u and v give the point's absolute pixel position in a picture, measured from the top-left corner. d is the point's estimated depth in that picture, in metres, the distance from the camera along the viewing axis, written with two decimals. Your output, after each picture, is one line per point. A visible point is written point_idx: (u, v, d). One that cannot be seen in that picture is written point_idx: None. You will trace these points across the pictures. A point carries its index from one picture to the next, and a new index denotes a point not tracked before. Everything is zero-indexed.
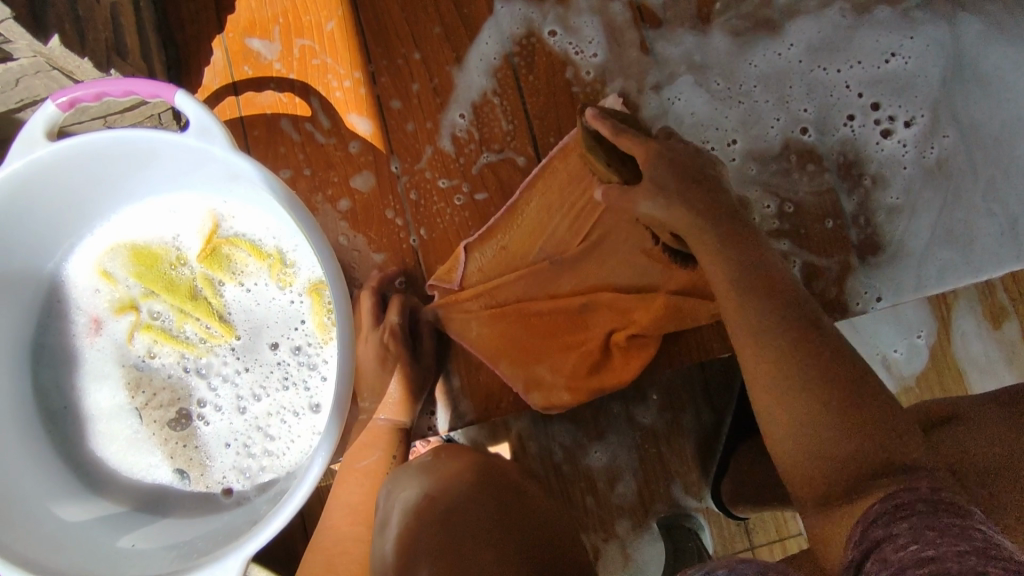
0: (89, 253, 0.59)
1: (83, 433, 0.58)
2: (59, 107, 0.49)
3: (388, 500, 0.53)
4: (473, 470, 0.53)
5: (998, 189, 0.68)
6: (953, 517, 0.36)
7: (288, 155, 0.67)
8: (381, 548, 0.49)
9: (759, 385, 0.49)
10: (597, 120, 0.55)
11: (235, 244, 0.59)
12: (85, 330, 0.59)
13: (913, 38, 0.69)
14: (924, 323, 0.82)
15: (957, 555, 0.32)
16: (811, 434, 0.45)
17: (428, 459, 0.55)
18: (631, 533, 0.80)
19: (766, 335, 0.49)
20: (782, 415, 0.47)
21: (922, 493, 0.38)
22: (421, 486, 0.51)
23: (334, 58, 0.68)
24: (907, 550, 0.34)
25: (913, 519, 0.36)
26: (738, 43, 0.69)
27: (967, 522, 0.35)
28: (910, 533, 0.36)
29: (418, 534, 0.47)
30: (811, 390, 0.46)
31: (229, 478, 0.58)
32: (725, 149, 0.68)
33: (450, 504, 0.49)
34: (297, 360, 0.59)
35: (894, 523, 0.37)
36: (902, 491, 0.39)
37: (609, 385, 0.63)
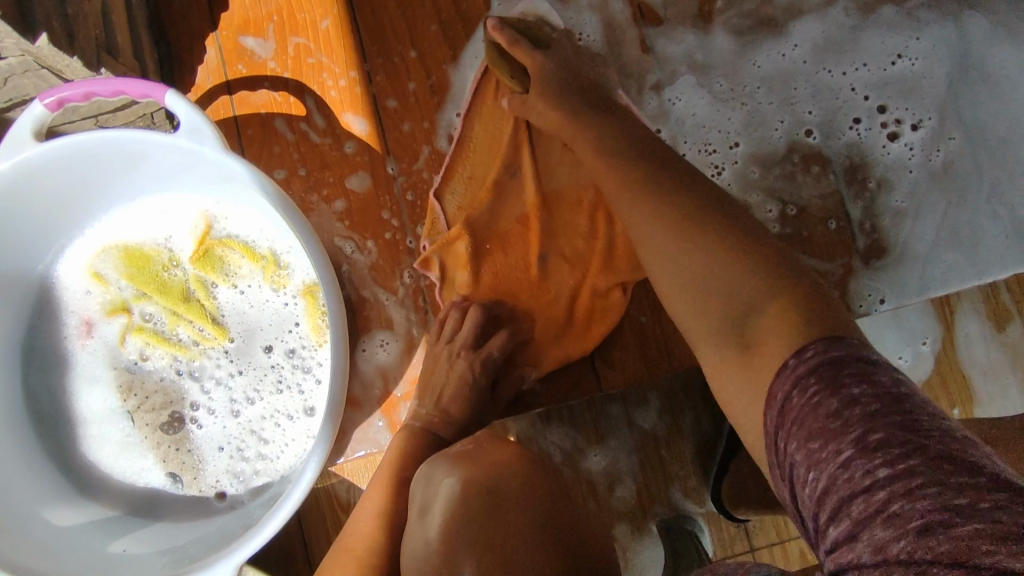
0: (80, 254, 0.58)
1: (74, 436, 0.58)
2: (47, 107, 0.48)
3: (428, 487, 0.49)
4: (519, 460, 0.49)
5: (1004, 191, 0.67)
6: (826, 399, 0.32)
7: (282, 155, 0.66)
8: (424, 534, 0.45)
9: (651, 251, 0.46)
10: (496, 28, 0.60)
11: (228, 245, 0.58)
12: (76, 332, 0.58)
13: (920, 39, 0.68)
14: (929, 330, 0.81)
15: (857, 477, 0.29)
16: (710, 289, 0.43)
17: (465, 448, 0.51)
18: (631, 538, 0.80)
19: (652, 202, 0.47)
20: (674, 273, 0.44)
21: (793, 370, 0.35)
22: (461, 472, 0.47)
23: (329, 56, 0.67)
24: (809, 484, 0.31)
25: (796, 428, 0.33)
26: (741, 43, 0.68)
27: (840, 394, 0.32)
28: (798, 454, 0.33)
29: (463, 526, 0.44)
30: (704, 242, 0.43)
31: (222, 482, 0.58)
32: (729, 152, 0.67)
33: (499, 491, 0.45)
34: (291, 363, 0.58)
35: (783, 441, 0.34)
36: (808, 343, 0.36)
37: (575, 353, 0.63)
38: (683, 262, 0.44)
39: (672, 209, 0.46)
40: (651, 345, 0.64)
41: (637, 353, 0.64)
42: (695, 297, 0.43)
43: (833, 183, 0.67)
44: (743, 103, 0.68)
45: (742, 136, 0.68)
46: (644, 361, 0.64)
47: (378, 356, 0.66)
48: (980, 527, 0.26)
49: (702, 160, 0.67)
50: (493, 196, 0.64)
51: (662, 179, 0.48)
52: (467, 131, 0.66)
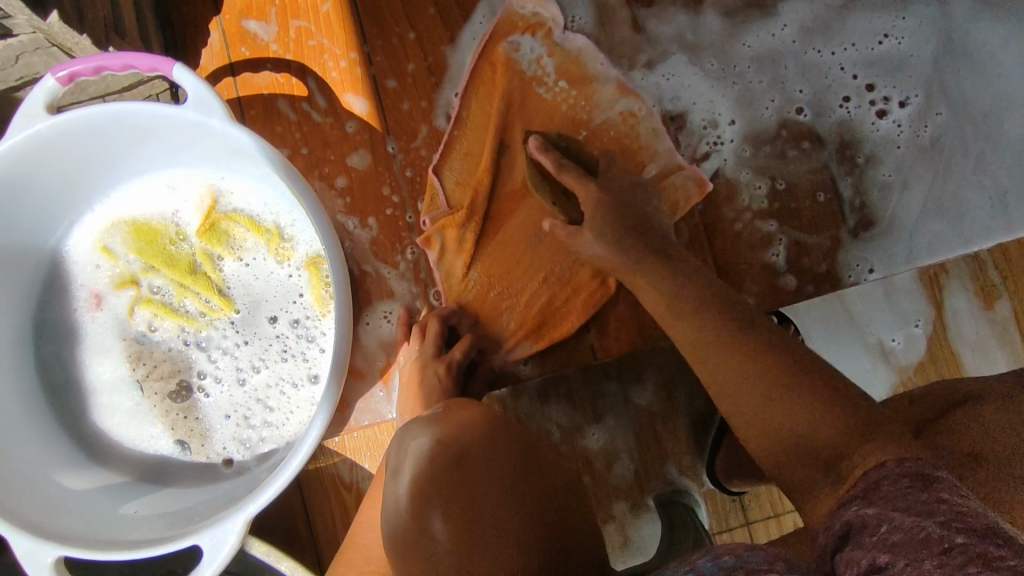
0: (90, 229, 0.60)
1: (85, 405, 0.59)
2: (59, 81, 0.50)
3: (400, 449, 0.49)
4: (484, 419, 0.49)
5: (988, 163, 0.69)
6: (918, 492, 0.37)
7: (285, 134, 0.68)
8: (394, 493, 0.45)
9: (728, 394, 0.52)
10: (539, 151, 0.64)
11: (233, 219, 0.60)
12: (86, 304, 0.60)
13: (905, 18, 0.70)
14: (920, 311, 0.82)
15: (914, 526, 0.33)
16: (781, 444, 0.49)
17: (438, 411, 0.51)
18: (629, 516, 0.81)
19: (740, 383, 0.51)
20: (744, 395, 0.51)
21: (888, 470, 0.41)
22: (433, 433, 0.47)
23: (329, 38, 0.69)
24: (874, 530, 0.35)
25: (884, 502, 0.38)
26: (730, 23, 0.70)
27: (931, 495, 0.36)
28: (877, 516, 0.37)
29: (433, 481, 0.44)
30: (778, 413, 0.49)
31: (229, 448, 0.59)
32: (728, 129, 0.69)
33: (464, 449, 0.45)
34: (296, 333, 0.60)
35: (865, 509, 0.39)
36: (887, 461, 0.42)
37: (568, 325, 0.66)
38: (766, 398, 0.50)
39: (753, 361, 0.51)
40: (646, 315, 0.66)
41: (631, 322, 0.66)
42: (768, 428, 0.50)
43: (822, 159, 0.69)
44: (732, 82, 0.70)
45: (737, 115, 0.69)
46: (637, 330, 0.66)
47: (382, 329, 0.67)
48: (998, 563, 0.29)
49: (704, 134, 0.69)
50: (490, 171, 0.66)
51: (724, 341, 0.52)
52: (465, 109, 0.67)
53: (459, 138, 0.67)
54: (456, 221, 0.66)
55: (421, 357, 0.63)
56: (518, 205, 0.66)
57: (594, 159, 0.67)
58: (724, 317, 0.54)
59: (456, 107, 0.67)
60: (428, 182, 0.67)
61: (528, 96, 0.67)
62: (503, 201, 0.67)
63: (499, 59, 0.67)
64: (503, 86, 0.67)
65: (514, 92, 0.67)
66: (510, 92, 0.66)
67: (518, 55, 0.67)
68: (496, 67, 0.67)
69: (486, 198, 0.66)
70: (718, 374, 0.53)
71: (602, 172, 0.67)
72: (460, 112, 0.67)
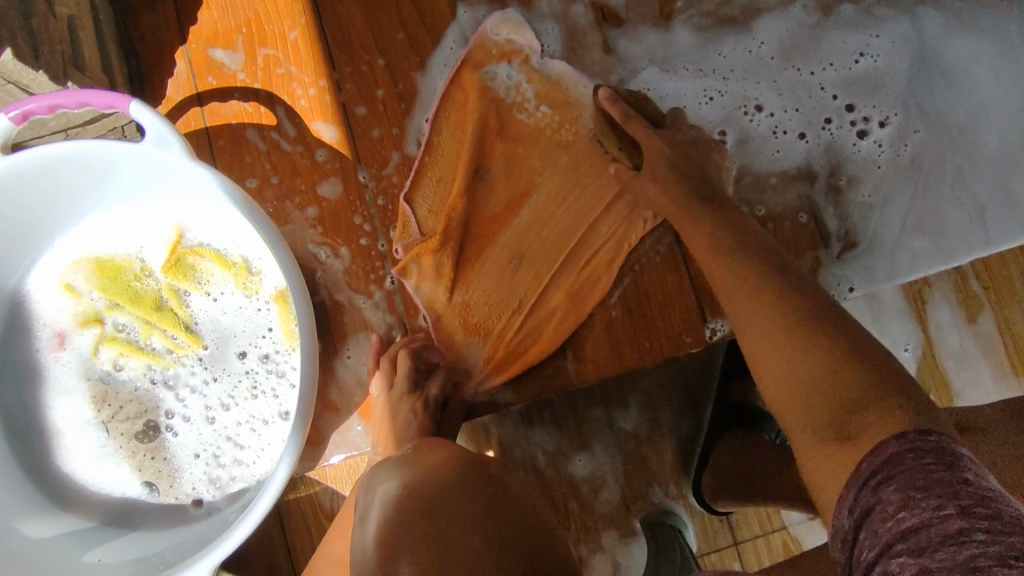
0: (52, 267, 0.59)
1: (49, 449, 0.58)
2: (12, 120, 0.49)
3: (368, 494, 0.50)
4: (453, 459, 0.50)
5: (966, 178, 0.68)
6: (939, 470, 0.35)
7: (254, 164, 0.67)
8: (362, 541, 0.44)
9: (751, 337, 0.51)
10: (607, 103, 0.63)
11: (199, 253, 0.58)
12: (50, 344, 0.59)
13: (878, 36, 0.70)
14: (909, 336, 0.82)
15: (946, 524, 0.33)
16: (806, 402, 0.45)
17: (408, 454, 0.52)
18: (619, 544, 0.80)
19: (766, 324, 0.50)
20: (770, 348, 0.49)
21: (908, 441, 0.38)
22: (400, 478, 0.48)
23: (298, 66, 0.68)
24: (896, 521, 0.35)
25: (900, 477, 0.36)
26: (702, 39, 0.70)
27: (953, 475, 0.35)
28: (897, 498, 0.35)
29: (399, 527, 0.43)
30: (801, 368, 0.46)
31: (198, 489, 0.58)
32: (779, 139, 0.68)
33: (431, 489, 0.46)
34: (265, 368, 0.58)
35: (875, 482, 0.37)
36: (905, 428, 0.39)
37: (545, 352, 0.64)
38: (790, 347, 0.47)
39: (785, 315, 0.49)
40: (623, 343, 0.65)
41: (608, 348, 0.65)
42: (782, 363, 0.48)
43: (798, 179, 0.68)
44: (714, 95, 0.69)
45: (783, 107, 0.69)
46: (614, 353, 0.65)
47: (361, 364, 0.66)
48: None
49: (744, 125, 0.68)
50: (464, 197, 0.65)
51: (759, 292, 0.51)
52: (437, 135, 0.66)
53: (431, 165, 0.66)
54: (428, 245, 0.65)
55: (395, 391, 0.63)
56: (494, 230, 0.66)
57: (569, 185, 0.66)
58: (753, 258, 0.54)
59: (430, 134, 0.66)
60: (400, 210, 0.67)
61: (503, 122, 0.66)
62: (478, 226, 0.66)
63: (471, 84, 0.66)
64: (479, 109, 0.66)
65: (489, 113, 0.66)
66: (484, 114, 0.66)
67: (492, 79, 0.66)
68: (470, 92, 0.66)
69: (460, 223, 0.65)
70: (749, 328, 0.51)
71: (577, 198, 0.66)
72: (434, 141, 0.66)
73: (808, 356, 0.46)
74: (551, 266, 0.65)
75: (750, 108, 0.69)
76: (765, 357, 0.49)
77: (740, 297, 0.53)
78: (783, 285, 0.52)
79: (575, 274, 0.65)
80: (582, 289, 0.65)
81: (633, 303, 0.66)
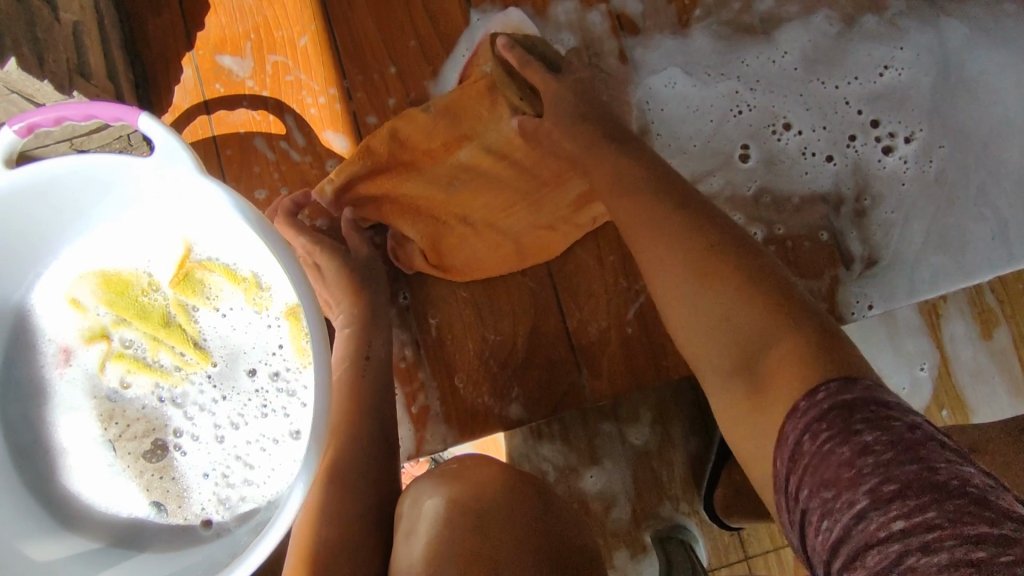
0: (56, 282, 0.57)
1: (54, 468, 0.57)
2: (17, 134, 0.48)
3: (414, 507, 0.49)
4: (502, 476, 0.49)
5: (989, 193, 0.67)
6: (837, 448, 0.35)
7: (262, 174, 0.66)
8: (408, 554, 0.46)
9: (654, 272, 0.49)
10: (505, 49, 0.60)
11: (208, 269, 0.57)
12: (55, 360, 0.58)
13: (903, 48, 0.68)
14: (925, 355, 0.81)
15: (863, 518, 0.33)
16: (712, 339, 0.46)
17: (453, 466, 0.51)
18: (630, 563, 0.79)
19: (669, 260, 0.48)
20: (672, 281, 0.48)
21: (806, 417, 0.38)
22: (448, 495, 0.47)
23: (307, 74, 0.66)
24: (823, 533, 0.34)
25: (812, 475, 0.36)
26: (722, 50, 0.68)
27: (852, 454, 0.34)
28: (816, 506, 0.35)
29: (450, 550, 0.44)
30: (704, 302, 0.46)
31: (207, 509, 0.56)
32: (808, 160, 0.67)
33: (483, 510, 0.46)
34: (276, 386, 0.57)
35: (795, 483, 0.37)
36: (814, 380, 0.39)
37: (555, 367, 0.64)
38: (691, 282, 0.47)
39: (692, 240, 0.48)
40: (640, 361, 0.64)
41: (623, 365, 0.64)
42: (683, 298, 0.47)
43: (820, 199, 0.67)
44: (742, 110, 0.68)
45: (811, 125, 0.68)
46: (630, 372, 0.64)
47: None
48: (973, 555, 0.29)
49: (772, 143, 0.67)
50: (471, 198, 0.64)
51: (663, 224, 0.49)
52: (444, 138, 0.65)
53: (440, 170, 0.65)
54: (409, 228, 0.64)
55: (372, 395, 0.58)
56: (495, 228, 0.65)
57: (554, 180, 0.64)
58: (650, 191, 0.51)
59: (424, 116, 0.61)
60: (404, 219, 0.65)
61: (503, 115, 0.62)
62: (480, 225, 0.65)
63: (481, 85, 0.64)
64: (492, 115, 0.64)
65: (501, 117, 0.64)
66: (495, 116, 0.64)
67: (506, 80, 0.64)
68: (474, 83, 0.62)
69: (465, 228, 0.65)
70: (651, 267, 0.49)
71: (557, 194, 0.64)
72: (428, 126, 0.62)
73: (713, 291, 0.46)
74: (539, 263, 0.65)
75: (778, 126, 0.68)
76: (671, 293, 0.48)
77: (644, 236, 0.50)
78: (691, 213, 0.49)
79: (572, 264, 0.66)
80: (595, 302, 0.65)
81: (649, 320, 0.64)
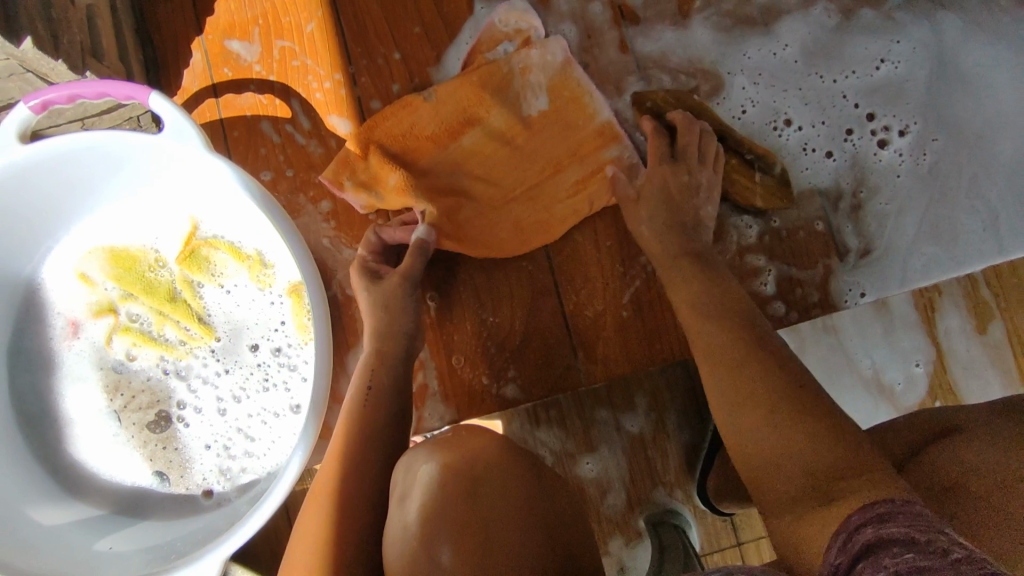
0: (67, 257, 0.59)
1: (61, 438, 0.58)
2: (31, 110, 0.49)
3: (407, 474, 0.50)
4: (494, 446, 0.51)
5: (981, 185, 0.68)
6: (946, 529, 0.37)
7: (268, 156, 0.67)
8: (402, 518, 0.46)
9: (724, 406, 0.53)
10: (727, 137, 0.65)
11: (214, 246, 0.58)
12: (63, 333, 0.59)
13: (900, 42, 0.69)
14: (921, 352, 0.82)
15: (952, 560, 0.33)
16: (782, 475, 0.48)
17: (447, 437, 0.53)
18: (625, 550, 0.81)
19: (739, 392, 0.52)
20: (740, 414, 0.51)
21: (902, 505, 0.40)
22: (442, 459, 0.49)
23: (314, 59, 0.68)
24: (899, 554, 0.35)
25: (901, 527, 0.38)
26: (720, 41, 0.69)
27: (949, 535, 0.36)
28: (903, 543, 0.36)
29: (444, 509, 0.45)
30: (774, 436, 0.49)
31: (209, 479, 0.58)
32: (808, 156, 0.68)
33: (477, 472, 0.48)
34: (278, 361, 0.58)
35: (883, 530, 0.39)
36: (884, 499, 0.41)
37: (544, 346, 0.66)
38: (764, 417, 0.50)
39: (761, 371, 0.52)
40: (634, 344, 0.65)
41: (618, 347, 0.65)
42: (754, 432, 0.50)
43: (818, 192, 0.68)
44: (745, 108, 0.69)
45: (811, 121, 0.68)
46: (626, 355, 0.65)
47: None
48: None
49: (773, 141, 0.68)
50: (474, 175, 0.66)
51: (734, 348, 0.54)
52: (446, 117, 0.66)
53: (442, 147, 0.66)
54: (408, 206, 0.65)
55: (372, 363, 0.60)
56: (494, 209, 0.66)
57: (549, 167, 0.66)
58: (721, 311, 0.57)
59: (428, 105, 0.65)
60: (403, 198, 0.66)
61: (500, 106, 0.66)
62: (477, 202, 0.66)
63: (482, 66, 0.66)
64: (494, 95, 0.65)
65: (502, 99, 0.66)
66: (498, 96, 0.65)
67: (510, 61, 0.65)
68: (476, 72, 0.65)
69: (462, 206, 0.66)
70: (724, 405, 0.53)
71: (556, 180, 0.66)
72: (432, 116, 0.66)
73: (780, 424, 0.49)
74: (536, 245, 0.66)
75: (779, 123, 0.69)
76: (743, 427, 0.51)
77: (717, 359, 0.55)
78: (768, 363, 0.53)
79: (568, 245, 0.67)
80: (590, 281, 0.66)
81: (645, 305, 0.66)
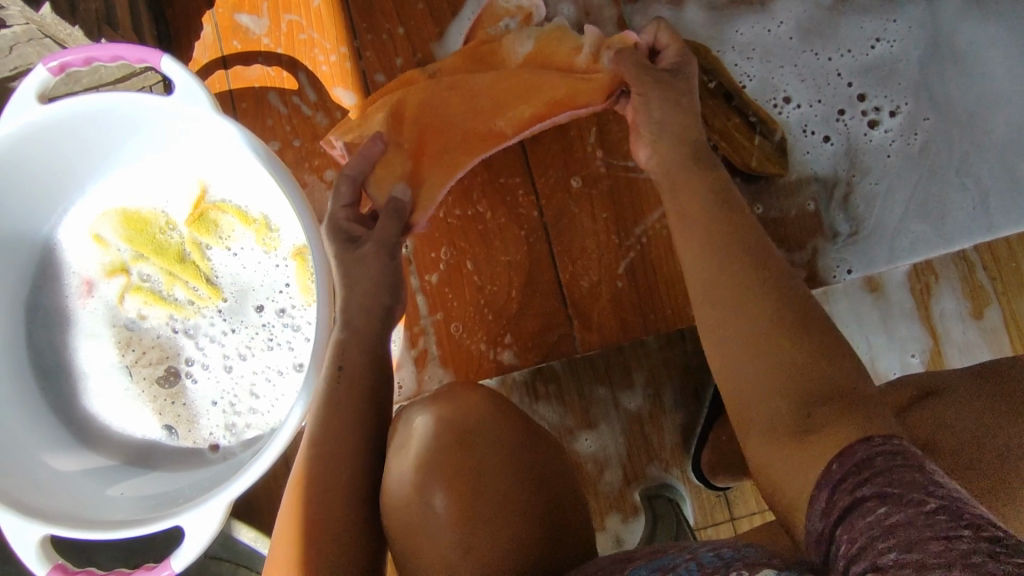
0: (84, 218, 0.62)
1: (76, 390, 0.61)
2: (51, 71, 0.51)
3: (402, 427, 0.52)
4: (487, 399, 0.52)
5: (971, 164, 0.69)
6: (912, 471, 0.36)
7: (276, 127, 0.70)
8: (397, 467, 0.49)
9: (715, 325, 0.51)
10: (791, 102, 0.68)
11: (222, 209, 0.61)
12: (78, 291, 0.62)
13: (896, 21, 0.70)
14: (917, 336, 0.83)
15: (929, 518, 0.33)
16: (772, 392, 0.47)
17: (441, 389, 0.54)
18: (621, 525, 0.82)
19: (734, 314, 0.50)
20: (734, 331, 0.50)
21: (876, 445, 0.39)
22: (434, 413, 0.50)
23: (320, 32, 0.70)
24: (876, 515, 0.35)
25: (879, 478, 0.37)
26: (717, 17, 0.70)
27: (922, 475, 0.36)
28: (877, 496, 0.36)
29: (438, 460, 0.48)
30: (764, 356, 0.48)
31: (215, 434, 0.60)
32: (806, 137, 0.69)
33: (469, 423, 0.49)
34: (281, 322, 0.61)
35: (855, 483, 0.38)
36: (876, 434, 0.41)
37: (533, 321, 0.67)
38: (761, 334, 0.48)
39: (759, 292, 0.50)
40: (629, 312, 0.67)
41: (612, 315, 0.67)
42: (744, 350, 0.49)
43: (813, 178, 0.69)
44: (744, 81, 0.70)
45: (808, 99, 0.70)
46: (620, 324, 0.67)
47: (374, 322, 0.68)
48: None
49: (773, 117, 0.69)
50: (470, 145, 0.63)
51: (737, 270, 0.51)
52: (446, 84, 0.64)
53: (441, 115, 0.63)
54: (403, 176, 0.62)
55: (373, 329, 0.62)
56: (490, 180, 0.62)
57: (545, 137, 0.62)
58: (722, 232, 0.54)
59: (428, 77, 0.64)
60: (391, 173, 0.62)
61: (494, 70, 0.64)
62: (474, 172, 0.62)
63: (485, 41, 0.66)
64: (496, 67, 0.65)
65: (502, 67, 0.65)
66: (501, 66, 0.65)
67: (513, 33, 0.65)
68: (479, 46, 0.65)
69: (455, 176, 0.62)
70: (714, 320, 0.51)
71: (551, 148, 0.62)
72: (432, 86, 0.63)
73: (773, 345, 0.48)
74: None
75: (778, 101, 0.70)
76: (727, 334, 0.50)
77: (714, 282, 0.52)
78: (763, 276, 0.51)
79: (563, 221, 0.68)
80: (585, 253, 0.68)
81: (638, 274, 0.67)
